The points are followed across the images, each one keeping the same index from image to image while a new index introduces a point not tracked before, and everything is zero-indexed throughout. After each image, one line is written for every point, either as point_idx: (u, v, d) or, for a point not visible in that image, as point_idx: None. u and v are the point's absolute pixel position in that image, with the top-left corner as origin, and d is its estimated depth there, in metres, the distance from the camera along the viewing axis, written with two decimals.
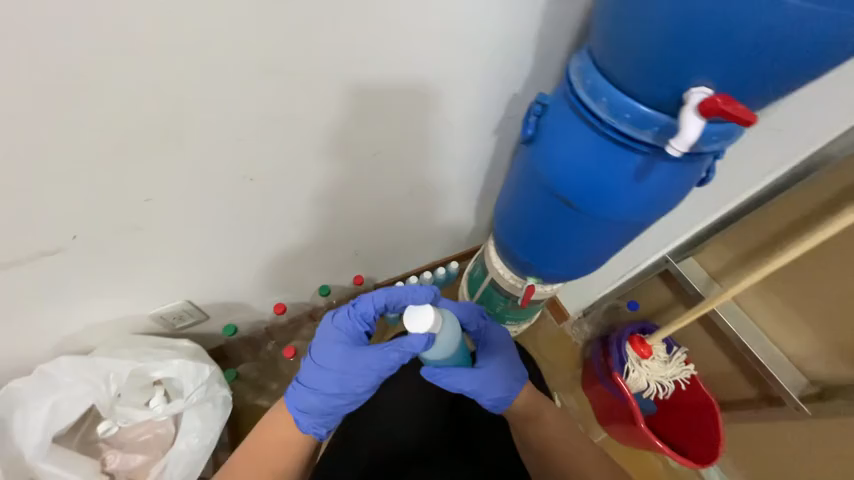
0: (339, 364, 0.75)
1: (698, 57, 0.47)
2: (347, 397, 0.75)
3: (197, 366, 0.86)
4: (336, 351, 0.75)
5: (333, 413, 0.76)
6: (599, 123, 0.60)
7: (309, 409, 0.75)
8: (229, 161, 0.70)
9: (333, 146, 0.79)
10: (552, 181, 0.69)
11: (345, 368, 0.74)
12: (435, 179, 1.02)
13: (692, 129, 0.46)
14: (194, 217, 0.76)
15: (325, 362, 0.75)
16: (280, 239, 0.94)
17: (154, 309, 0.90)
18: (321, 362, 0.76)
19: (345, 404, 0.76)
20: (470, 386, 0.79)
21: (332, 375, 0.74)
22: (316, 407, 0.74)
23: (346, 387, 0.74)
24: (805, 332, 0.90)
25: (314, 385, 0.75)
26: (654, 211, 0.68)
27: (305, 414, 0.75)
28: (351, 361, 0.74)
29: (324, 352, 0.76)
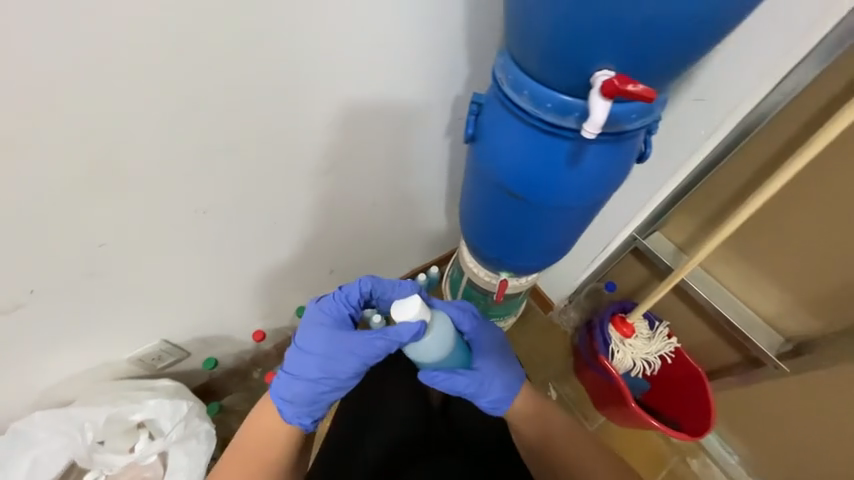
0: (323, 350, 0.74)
1: (594, 44, 0.50)
2: (330, 384, 0.75)
3: (173, 404, 0.88)
4: (320, 336, 0.74)
5: (319, 399, 0.75)
6: (527, 115, 0.63)
7: (294, 396, 0.75)
8: (179, 198, 0.71)
9: (284, 171, 0.80)
10: (497, 175, 0.71)
11: (329, 354, 0.74)
12: (396, 189, 1.04)
13: (599, 111, 0.52)
14: (153, 257, 0.77)
15: (310, 347, 0.75)
16: (249, 268, 0.95)
17: (130, 353, 0.91)
18: (304, 348, 0.75)
19: (329, 391, 0.75)
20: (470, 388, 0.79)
21: (316, 361, 0.74)
22: (301, 393, 0.74)
23: (330, 374, 0.74)
24: (773, 291, 0.91)
25: (298, 371, 0.75)
26: (600, 191, 0.70)
27: (290, 401, 0.75)
28: (335, 346, 0.73)
29: (309, 338, 0.75)
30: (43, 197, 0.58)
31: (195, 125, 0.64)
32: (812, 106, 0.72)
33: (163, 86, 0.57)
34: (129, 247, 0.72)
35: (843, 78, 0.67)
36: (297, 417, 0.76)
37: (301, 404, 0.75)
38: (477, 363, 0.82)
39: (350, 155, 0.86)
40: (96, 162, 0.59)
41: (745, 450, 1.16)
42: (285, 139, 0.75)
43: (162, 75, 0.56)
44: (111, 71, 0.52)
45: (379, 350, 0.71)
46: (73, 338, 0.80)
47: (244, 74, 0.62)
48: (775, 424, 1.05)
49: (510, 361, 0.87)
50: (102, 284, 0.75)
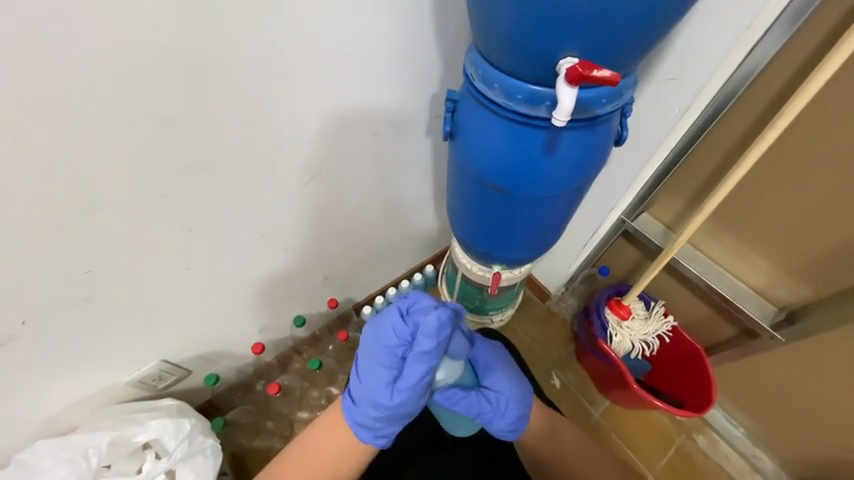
0: (383, 380, 0.72)
1: (554, 34, 0.50)
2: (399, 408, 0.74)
3: (176, 421, 0.88)
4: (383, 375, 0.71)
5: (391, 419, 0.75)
6: (500, 108, 0.63)
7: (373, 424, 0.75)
8: (165, 218, 0.72)
9: (267, 182, 0.80)
10: (478, 169, 0.71)
11: (388, 383, 0.72)
12: (383, 192, 1.04)
13: (567, 98, 0.52)
14: (144, 278, 0.78)
15: (370, 381, 0.73)
16: (242, 282, 0.96)
17: (128, 376, 0.92)
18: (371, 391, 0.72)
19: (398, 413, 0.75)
20: (486, 406, 0.80)
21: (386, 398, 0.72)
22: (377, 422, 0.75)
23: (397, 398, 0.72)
24: (762, 261, 0.92)
25: (367, 403, 0.74)
26: (582, 177, 0.70)
27: (367, 428, 0.76)
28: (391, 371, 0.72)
29: (364, 374, 0.74)
30: (25, 229, 0.59)
31: (172, 144, 0.64)
32: (781, 76, 0.73)
33: (136, 108, 0.57)
34: (117, 270, 0.73)
35: (810, 46, 0.68)
36: (377, 436, 0.76)
37: (376, 428, 0.75)
38: (487, 381, 0.83)
39: (332, 162, 0.87)
40: (76, 190, 0.60)
41: (749, 422, 1.17)
42: (266, 152, 0.75)
43: (135, 99, 0.56)
44: (82, 99, 0.53)
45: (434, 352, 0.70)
46: (72, 365, 0.80)
47: (216, 90, 0.62)
48: (777, 393, 1.06)
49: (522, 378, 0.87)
50: (94, 309, 0.76)
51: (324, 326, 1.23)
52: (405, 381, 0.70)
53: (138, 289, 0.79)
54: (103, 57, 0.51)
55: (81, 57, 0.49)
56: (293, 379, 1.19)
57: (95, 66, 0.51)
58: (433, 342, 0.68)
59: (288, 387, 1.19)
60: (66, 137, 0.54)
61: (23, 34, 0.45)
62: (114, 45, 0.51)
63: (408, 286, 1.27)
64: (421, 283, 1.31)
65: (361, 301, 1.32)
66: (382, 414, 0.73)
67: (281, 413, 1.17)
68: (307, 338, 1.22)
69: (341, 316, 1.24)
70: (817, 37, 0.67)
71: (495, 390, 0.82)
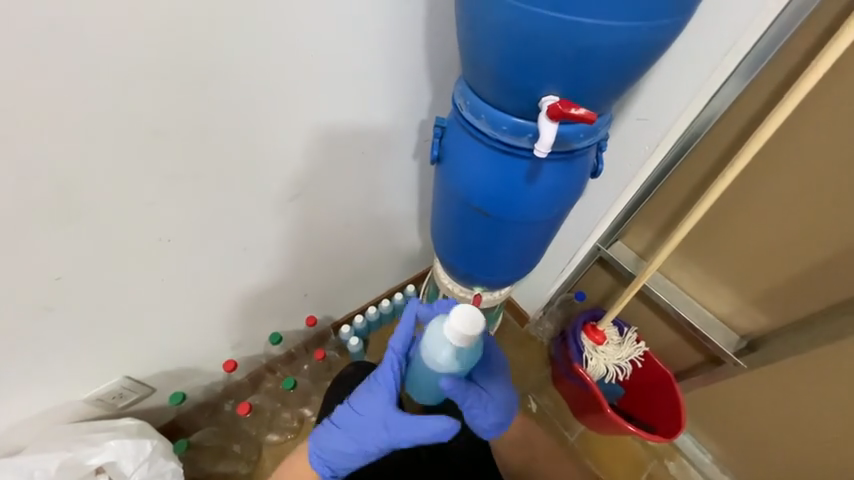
0: (366, 423, 0.69)
1: (537, 74, 0.55)
2: (363, 454, 0.70)
3: (137, 443, 0.81)
4: (368, 407, 0.69)
5: (345, 463, 0.71)
6: (486, 137, 0.67)
7: (324, 452, 0.71)
8: (145, 226, 0.71)
9: (255, 195, 0.81)
10: (462, 193, 0.74)
11: (376, 426, 0.68)
12: (368, 210, 1.05)
13: (548, 131, 0.56)
14: (114, 286, 0.75)
15: (352, 400, 0.71)
16: (217, 295, 0.93)
17: (87, 393, 0.86)
18: (352, 415, 0.70)
19: (358, 459, 0.70)
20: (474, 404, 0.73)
21: (354, 431, 0.69)
22: (332, 455, 0.71)
23: (368, 440, 0.68)
24: (724, 291, 0.98)
25: (332, 422, 0.71)
26: (561, 204, 0.74)
27: (319, 444, 0.71)
28: (378, 415, 0.68)
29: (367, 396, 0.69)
30: None
31: (162, 152, 0.64)
32: (738, 121, 0.81)
33: (127, 116, 0.58)
34: (86, 279, 0.70)
35: (760, 97, 0.77)
36: (322, 460, 0.72)
37: (325, 459, 0.71)
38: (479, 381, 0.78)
39: (320, 178, 0.88)
40: (55, 195, 0.59)
41: (716, 447, 1.20)
42: (254, 166, 0.76)
43: (129, 107, 0.57)
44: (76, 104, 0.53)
45: (408, 431, 0.66)
46: (25, 379, 0.75)
47: (210, 102, 0.63)
48: (741, 419, 1.10)
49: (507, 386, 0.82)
50: (58, 319, 0.72)
51: (300, 344, 1.21)
52: (386, 429, 0.67)
53: (107, 299, 0.76)
54: (101, 67, 0.52)
55: (78, 65, 0.50)
56: (266, 399, 1.15)
57: (92, 73, 0.52)
58: (427, 423, 0.66)
59: (260, 407, 1.14)
60: (52, 140, 0.54)
61: (20, 38, 0.46)
62: (114, 54, 0.52)
63: (388, 305, 1.27)
64: (402, 303, 1.31)
65: (340, 320, 1.29)
66: (340, 440, 0.70)
67: (250, 435, 1.12)
68: (282, 356, 1.18)
69: (319, 333, 1.22)
70: (766, 89, 0.75)
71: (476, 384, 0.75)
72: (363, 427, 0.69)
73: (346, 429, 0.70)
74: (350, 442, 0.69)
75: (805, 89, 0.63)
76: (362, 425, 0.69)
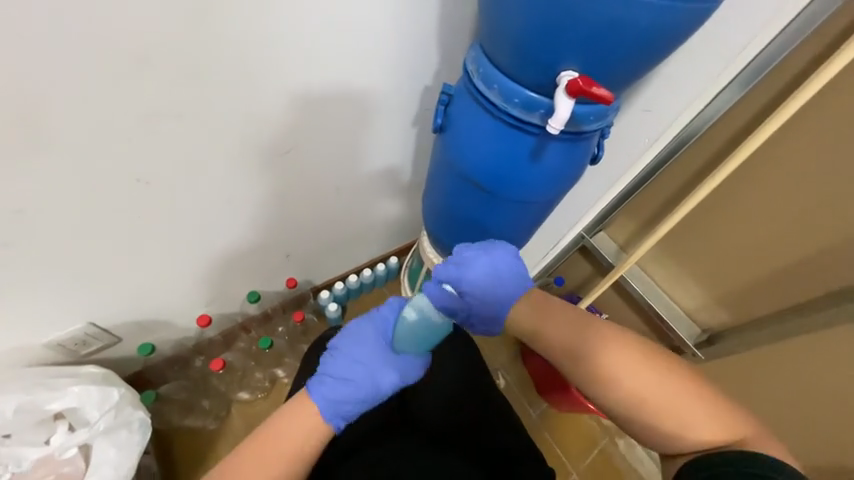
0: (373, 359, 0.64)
1: (560, 46, 0.53)
2: (370, 396, 0.62)
3: (102, 390, 0.76)
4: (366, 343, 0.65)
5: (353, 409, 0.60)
6: (495, 109, 0.65)
7: (331, 397, 0.59)
8: (122, 164, 0.66)
9: (244, 146, 0.76)
10: (463, 166, 0.72)
11: (379, 360, 0.64)
12: (361, 176, 1.02)
13: (564, 108, 0.56)
14: (84, 224, 0.70)
15: (341, 344, 0.65)
16: (196, 247, 0.89)
17: (48, 337, 0.82)
18: (348, 354, 0.64)
19: (364, 404, 0.61)
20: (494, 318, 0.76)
21: (361, 367, 0.63)
22: (338, 399, 0.59)
23: (376, 373, 0.63)
24: (695, 287, 1.04)
25: (327, 370, 0.62)
26: (560, 186, 0.74)
27: (323, 398, 0.59)
28: (374, 353, 0.64)
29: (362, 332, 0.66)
30: None
31: (147, 84, 0.59)
32: (734, 125, 0.83)
33: (110, 33, 0.53)
34: (53, 213, 0.65)
35: (757, 103, 0.79)
36: (331, 415, 0.59)
37: (337, 404, 0.59)
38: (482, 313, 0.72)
39: (314, 136, 0.84)
40: (24, 117, 0.54)
41: None
42: (246, 114, 0.71)
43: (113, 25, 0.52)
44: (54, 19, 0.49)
45: (408, 367, 0.66)
46: None
47: (203, 36, 0.59)
48: None
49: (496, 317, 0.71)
50: (19, 254, 0.67)
51: (278, 306, 1.18)
52: (390, 364, 0.64)
53: (74, 239, 0.71)
54: None
55: None
56: (239, 357, 1.13)
57: None
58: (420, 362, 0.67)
59: (232, 365, 1.12)
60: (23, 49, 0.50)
61: None
62: None
63: (370, 275, 1.27)
64: (384, 273, 1.31)
65: (321, 286, 1.27)
66: (344, 386, 0.60)
67: (219, 391, 1.11)
68: (258, 316, 1.15)
69: (298, 297, 1.20)
70: (765, 97, 0.77)
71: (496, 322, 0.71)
72: (366, 364, 0.63)
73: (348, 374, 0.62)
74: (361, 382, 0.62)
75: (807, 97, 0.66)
76: (366, 364, 0.63)
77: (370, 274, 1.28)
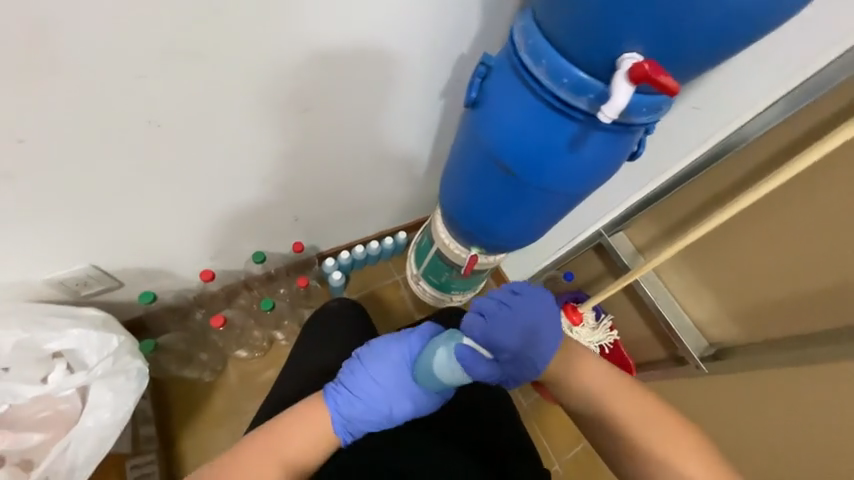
0: (396, 385, 0.65)
1: (623, 20, 0.48)
2: (386, 421, 0.65)
3: (101, 336, 0.75)
4: (388, 368, 0.66)
5: (366, 425, 0.64)
6: (538, 87, 0.60)
7: (346, 414, 0.64)
8: (133, 106, 0.62)
9: (264, 100, 0.72)
10: (493, 147, 0.67)
11: (398, 389, 0.65)
12: (380, 146, 0.97)
13: (622, 95, 0.51)
14: (89, 163, 0.67)
15: (367, 360, 0.67)
16: (203, 200, 0.85)
17: (50, 275, 0.80)
18: (372, 375, 0.65)
19: (380, 423, 0.65)
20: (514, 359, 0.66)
21: (379, 392, 0.65)
22: (351, 417, 0.63)
23: (398, 403, 0.65)
24: (709, 300, 1.00)
25: (348, 385, 0.65)
26: (592, 181, 0.69)
27: (338, 414, 0.63)
28: (398, 384, 0.65)
29: (387, 356, 0.66)
30: None
31: (161, 20, 0.54)
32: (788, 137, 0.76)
33: None
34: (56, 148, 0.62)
35: (819, 117, 0.72)
36: (343, 430, 0.64)
37: (351, 420, 0.64)
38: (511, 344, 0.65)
39: (337, 98, 0.79)
40: (29, 43, 0.50)
41: None
42: (266, 66, 0.67)
43: None
44: None
45: (425, 401, 0.66)
46: None
47: None
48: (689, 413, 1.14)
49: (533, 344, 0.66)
50: (21, 188, 0.65)
51: (282, 267, 1.16)
52: (409, 399, 0.65)
53: (80, 178, 0.68)
54: None
55: None
56: (239, 314, 1.12)
57: None
58: (437, 399, 0.66)
59: (232, 322, 1.11)
60: None
61: None
62: None
63: (377, 247, 1.24)
64: (391, 247, 1.29)
65: (326, 252, 1.25)
66: (359, 403, 0.64)
67: (217, 347, 1.11)
68: (261, 276, 1.14)
69: (303, 261, 1.18)
70: (828, 110, 0.70)
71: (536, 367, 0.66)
72: (386, 390, 0.65)
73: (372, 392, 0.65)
74: (381, 408, 0.64)
75: (819, 152, 0.65)
76: (383, 393, 0.65)
77: (377, 247, 1.25)
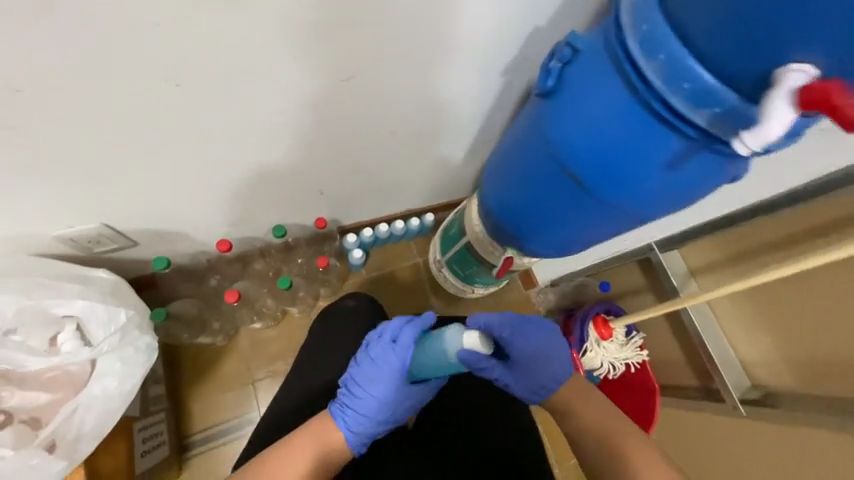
0: (390, 392, 0.69)
1: (799, 18, 0.36)
2: (393, 421, 0.71)
3: (109, 311, 0.72)
4: (381, 381, 0.69)
5: (376, 431, 0.70)
6: (642, 86, 0.48)
7: (356, 431, 0.69)
8: (151, 55, 0.53)
9: (302, 63, 0.62)
10: (564, 149, 0.57)
11: (396, 393, 0.69)
12: (422, 124, 0.86)
13: (775, 122, 0.40)
14: (96, 120, 0.59)
15: (358, 378, 0.70)
16: (223, 166, 0.78)
17: (60, 231, 0.76)
18: (367, 391, 0.69)
19: (389, 425, 0.71)
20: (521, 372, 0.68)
21: (379, 403, 0.68)
22: (362, 431, 0.69)
23: (399, 404, 0.70)
24: (765, 341, 0.89)
25: (349, 404, 0.69)
26: (669, 208, 0.59)
27: (348, 431, 0.69)
28: (393, 392, 0.69)
29: (375, 369, 0.69)
30: None
31: None
32: None
33: None
34: (57, 101, 0.54)
35: None
36: (357, 442, 0.69)
37: (361, 433, 0.69)
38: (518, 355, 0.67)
39: (383, 68, 0.68)
40: None
41: None
42: (308, 21, 0.56)
43: None
44: None
45: (422, 391, 0.72)
46: None
47: None
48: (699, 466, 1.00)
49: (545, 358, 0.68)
50: (22, 141, 0.58)
51: (301, 239, 1.10)
52: (408, 396, 0.70)
53: (92, 133, 0.61)
54: None
55: None
56: (251, 288, 1.06)
57: None
58: (434, 385, 0.72)
59: (244, 294, 1.06)
60: None
61: None
62: None
63: (402, 229, 1.16)
64: (417, 230, 1.21)
65: (348, 227, 1.18)
66: (365, 420, 0.69)
67: (228, 315, 1.07)
68: (279, 245, 1.08)
69: (324, 236, 1.12)
70: None
71: (544, 385, 0.69)
72: (384, 399, 0.69)
73: (373, 404, 0.69)
74: (383, 414, 0.69)
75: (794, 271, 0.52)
76: (381, 403, 0.69)
77: (403, 228, 1.17)
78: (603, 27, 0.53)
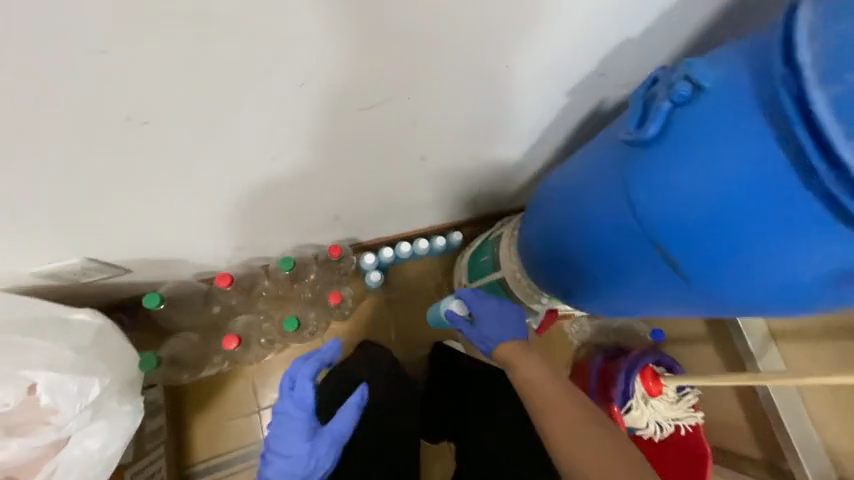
0: (302, 438, 0.70)
1: None
2: (319, 469, 0.72)
3: (78, 384, 0.61)
4: (291, 435, 0.70)
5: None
6: (807, 152, 0.39)
7: None
8: (140, 91, 0.41)
9: (338, 94, 0.51)
10: (668, 201, 0.48)
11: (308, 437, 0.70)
12: (456, 148, 0.74)
13: None
14: (58, 165, 0.47)
15: (272, 438, 0.71)
16: (222, 197, 0.66)
17: (36, 267, 0.66)
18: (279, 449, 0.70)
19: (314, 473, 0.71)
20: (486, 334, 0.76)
21: (294, 459, 0.70)
22: None
23: (318, 450, 0.71)
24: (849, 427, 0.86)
25: (269, 465, 0.70)
26: (772, 306, 0.49)
27: None
28: (300, 446, 0.69)
29: (281, 423, 0.70)
30: None
31: None
32: None
33: None
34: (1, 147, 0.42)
35: None
36: None
37: None
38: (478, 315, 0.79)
39: (429, 96, 0.57)
40: None
41: None
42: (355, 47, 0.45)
43: None
44: None
45: (344, 419, 0.72)
46: None
47: None
48: None
49: (500, 321, 0.77)
50: None
51: (310, 252, 0.97)
52: (324, 440, 0.71)
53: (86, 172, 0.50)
54: None
55: None
56: (254, 322, 0.95)
57: None
58: (352, 413, 0.72)
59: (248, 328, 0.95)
60: None
61: None
62: None
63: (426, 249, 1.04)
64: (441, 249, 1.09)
65: (366, 244, 1.07)
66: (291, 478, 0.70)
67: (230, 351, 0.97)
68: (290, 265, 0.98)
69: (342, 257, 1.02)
70: None
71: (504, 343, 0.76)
72: (301, 453, 0.69)
73: (291, 456, 0.70)
74: (302, 466, 0.70)
75: None
76: (294, 453, 0.69)
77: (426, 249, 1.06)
78: (753, 71, 0.43)
